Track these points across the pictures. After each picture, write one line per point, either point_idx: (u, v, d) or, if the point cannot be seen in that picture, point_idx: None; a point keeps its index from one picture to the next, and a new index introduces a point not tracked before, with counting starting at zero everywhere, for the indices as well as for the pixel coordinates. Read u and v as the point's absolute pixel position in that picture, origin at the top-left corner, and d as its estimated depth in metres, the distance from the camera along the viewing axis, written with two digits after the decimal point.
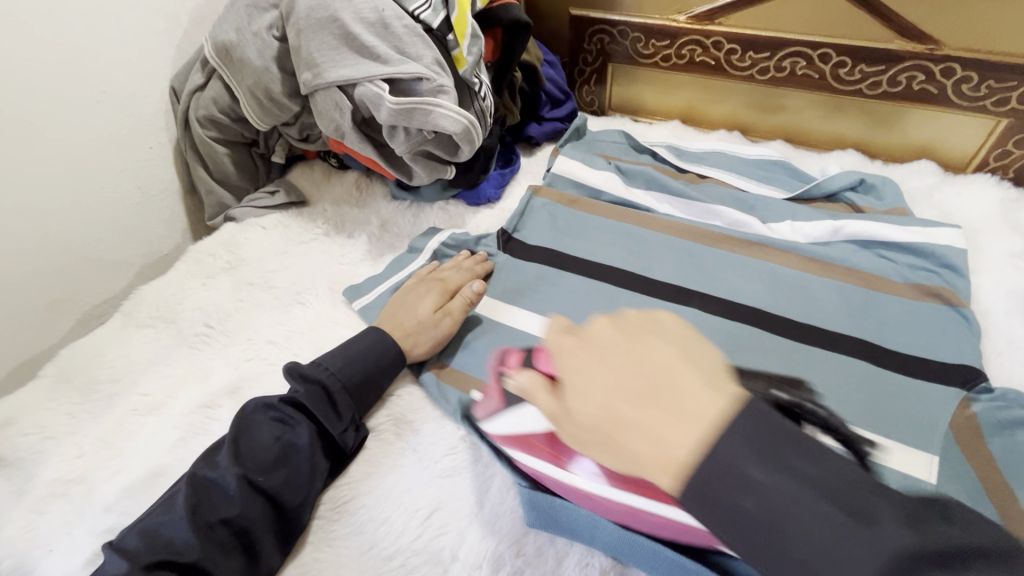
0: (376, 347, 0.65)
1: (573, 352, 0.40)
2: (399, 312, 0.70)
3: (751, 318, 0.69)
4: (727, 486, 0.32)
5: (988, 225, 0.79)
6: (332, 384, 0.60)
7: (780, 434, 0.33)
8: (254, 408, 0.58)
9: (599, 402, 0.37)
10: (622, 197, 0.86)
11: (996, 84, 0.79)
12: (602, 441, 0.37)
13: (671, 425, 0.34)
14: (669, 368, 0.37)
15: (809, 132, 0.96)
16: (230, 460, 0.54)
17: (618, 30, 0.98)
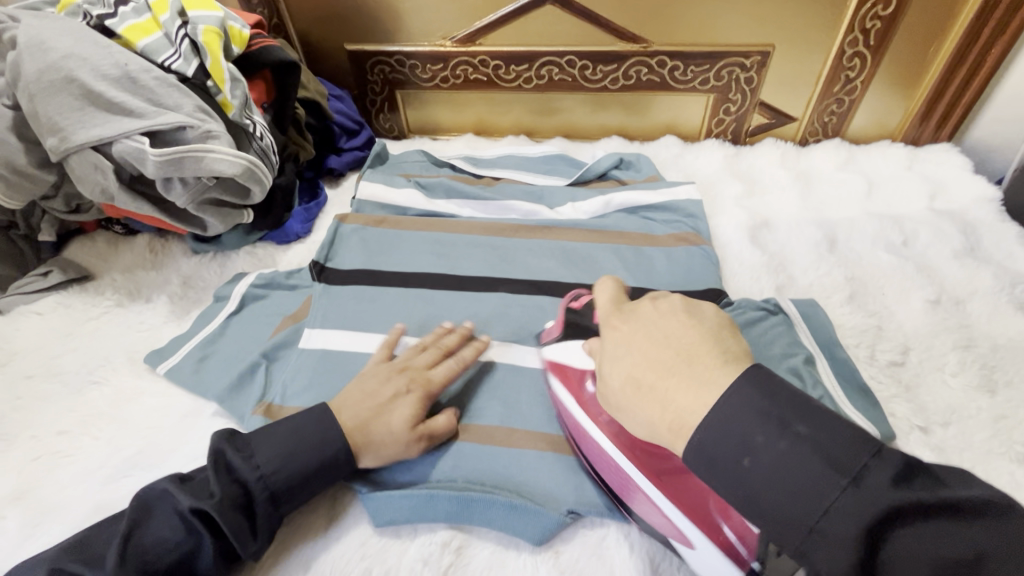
0: (324, 448, 0.55)
1: (618, 327, 0.52)
2: (357, 409, 0.58)
3: (548, 290, 0.79)
4: (732, 449, 0.38)
5: (717, 177, 0.98)
6: (258, 492, 0.52)
7: (781, 403, 0.38)
8: (165, 486, 0.51)
9: (622, 366, 0.48)
10: (427, 209, 0.92)
11: (696, 68, 0.99)
12: (629, 403, 0.47)
13: (727, 425, 0.39)
14: (685, 336, 0.46)
15: (581, 126, 1.11)
16: (116, 562, 0.46)
17: (395, 59, 1.05)
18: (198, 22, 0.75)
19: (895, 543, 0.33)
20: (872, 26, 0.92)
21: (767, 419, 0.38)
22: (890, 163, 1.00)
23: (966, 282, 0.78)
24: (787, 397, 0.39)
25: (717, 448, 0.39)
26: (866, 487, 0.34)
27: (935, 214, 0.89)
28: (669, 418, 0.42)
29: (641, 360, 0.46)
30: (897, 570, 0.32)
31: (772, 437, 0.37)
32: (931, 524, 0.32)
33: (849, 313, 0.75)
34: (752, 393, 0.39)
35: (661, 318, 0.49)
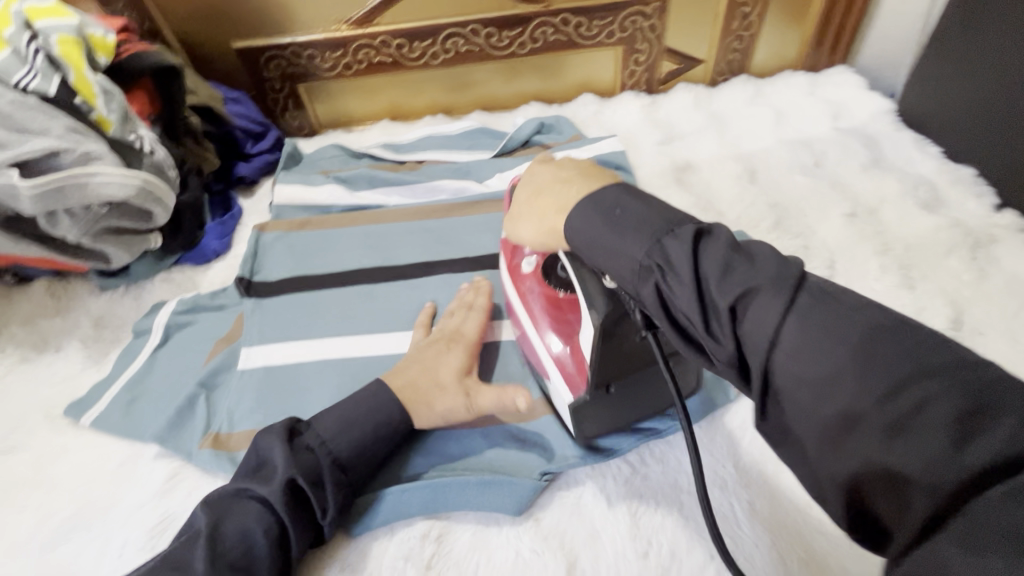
0: (378, 412, 0.54)
1: (538, 164, 0.54)
2: (420, 364, 0.59)
3: (488, 263, 0.78)
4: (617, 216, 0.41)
5: (637, 128, 0.99)
6: (326, 460, 0.50)
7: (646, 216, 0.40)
8: (236, 486, 0.49)
9: (538, 171, 0.52)
10: (352, 204, 0.88)
11: (600, 22, 0.99)
12: (528, 210, 0.50)
13: (584, 219, 0.43)
14: (589, 173, 0.48)
15: (498, 96, 1.09)
16: (205, 562, 0.44)
17: (290, 51, 0.98)
18: (50, 32, 0.66)
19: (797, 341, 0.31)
20: None
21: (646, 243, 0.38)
22: (794, 90, 1.04)
23: (875, 192, 0.82)
24: (664, 207, 0.41)
25: (585, 224, 0.43)
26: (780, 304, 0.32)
27: (840, 133, 0.94)
28: (559, 205, 0.46)
29: (543, 178, 0.50)
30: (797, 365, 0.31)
31: (642, 240, 0.39)
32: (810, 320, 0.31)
33: (777, 238, 0.78)
34: (600, 196, 0.43)
35: (581, 164, 0.51)
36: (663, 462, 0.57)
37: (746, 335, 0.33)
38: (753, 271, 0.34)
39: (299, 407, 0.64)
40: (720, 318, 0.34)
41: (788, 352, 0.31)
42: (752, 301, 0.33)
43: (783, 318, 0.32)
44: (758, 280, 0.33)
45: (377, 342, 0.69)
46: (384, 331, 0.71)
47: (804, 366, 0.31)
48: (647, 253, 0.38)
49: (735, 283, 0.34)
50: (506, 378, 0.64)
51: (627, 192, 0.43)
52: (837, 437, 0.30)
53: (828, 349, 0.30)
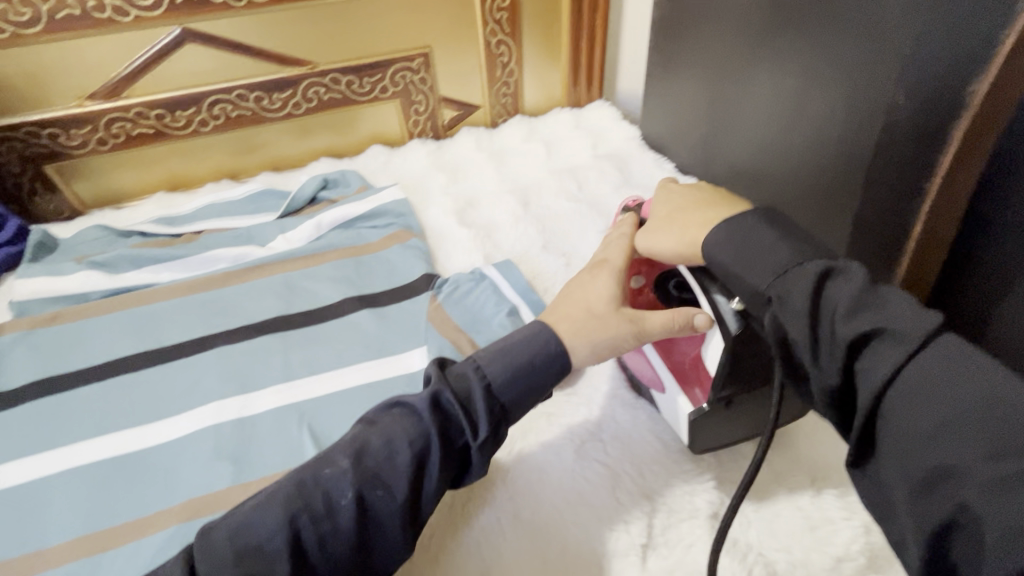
0: (531, 345, 0.51)
1: (664, 187, 0.60)
2: (586, 288, 0.56)
3: (268, 327, 0.76)
4: (751, 239, 0.46)
5: (425, 173, 1.05)
6: (479, 384, 0.49)
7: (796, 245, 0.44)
8: (383, 407, 0.49)
9: (665, 202, 0.57)
10: (113, 287, 0.81)
11: (371, 78, 1.03)
12: (668, 227, 0.54)
13: (719, 240, 0.47)
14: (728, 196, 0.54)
15: (287, 156, 1.09)
16: (347, 460, 0.44)
17: (25, 132, 0.89)
18: None
19: (906, 392, 0.36)
20: (501, 17, 1.06)
21: (777, 271, 0.43)
22: (562, 126, 1.17)
23: None
24: (797, 235, 0.45)
25: (724, 245, 0.47)
26: (905, 362, 0.36)
27: (598, 160, 1.07)
28: (703, 221, 0.51)
29: (680, 203, 0.55)
30: (908, 419, 0.36)
31: (766, 270, 0.44)
32: (938, 381, 0.35)
33: (544, 259, 0.86)
34: (741, 219, 0.47)
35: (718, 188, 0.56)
36: None
37: (866, 369, 0.38)
38: (889, 313, 0.38)
39: (40, 529, 0.56)
40: (835, 348, 0.39)
41: (904, 398, 0.36)
42: (875, 342, 0.38)
43: (905, 361, 0.37)
44: (889, 322, 0.38)
45: (139, 435, 0.64)
46: (146, 421, 0.65)
47: (913, 412, 0.36)
48: (770, 278, 0.43)
49: (862, 321, 0.38)
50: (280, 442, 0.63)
51: (768, 222, 0.46)
52: (926, 483, 0.35)
53: (942, 401, 0.35)
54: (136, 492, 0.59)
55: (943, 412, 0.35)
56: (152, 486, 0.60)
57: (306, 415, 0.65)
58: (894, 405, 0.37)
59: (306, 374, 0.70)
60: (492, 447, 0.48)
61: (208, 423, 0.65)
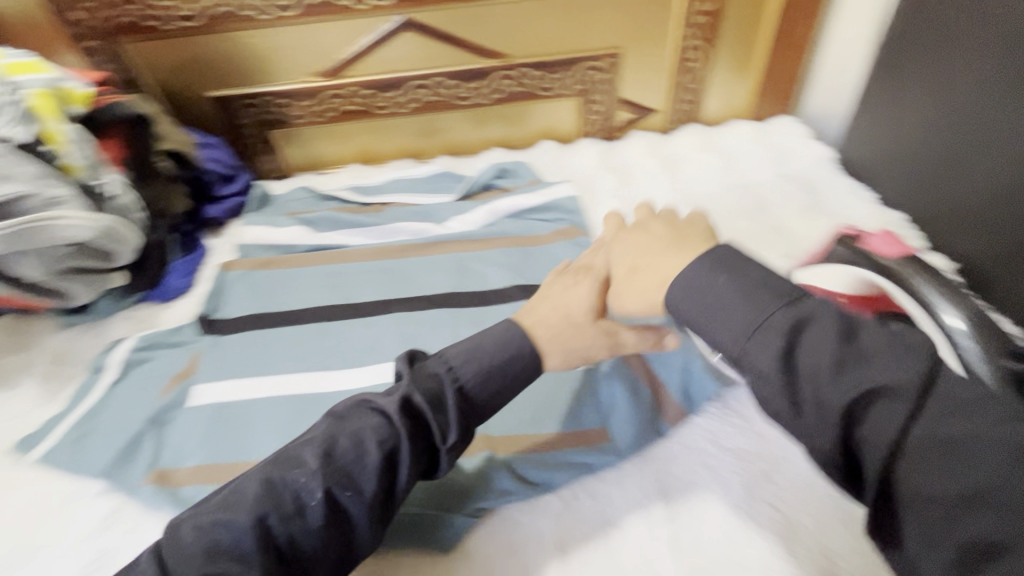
0: (507, 346, 0.52)
1: (619, 239, 0.58)
2: (547, 307, 0.57)
3: (441, 302, 0.81)
4: (712, 290, 0.44)
5: (594, 173, 1.05)
6: (456, 382, 0.50)
7: (772, 288, 0.42)
8: (352, 405, 0.50)
9: (625, 249, 0.56)
10: (315, 244, 0.91)
11: (558, 75, 1.05)
12: (629, 273, 0.53)
13: (689, 284, 0.45)
14: (687, 247, 0.50)
15: (464, 142, 1.15)
16: (316, 461, 0.46)
17: (265, 101, 1.03)
18: (26, 86, 0.71)
19: (917, 457, 0.35)
20: (701, 21, 1.02)
21: (750, 321, 0.41)
22: (742, 139, 1.10)
23: (812, 235, 0.87)
24: (758, 285, 0.43)
25: (684, 297, 0.45)
26: (912, 422, 0.35)
27: (782, 179, 0.99)
28: (658, 279, 0.50)
29: (636, 253, 0.54)
30: (927, 484, 0.34)
31: (738, 326, 0.41)
32: (944, 440, 0.34)
33: None
34: (719, 257, 0.46)
35: (671, 229, 0.55)
36: (595, 496, 0.59)
37: (869, 423, 0.36)
38: (873, 364, 0.37)
39: (248, 444, 0.65)
40: (827, 417, 0.37)
41: (910, 462, 0.35)
42: (875, 404, 0.36)
43: (909, 423, 0.35)
44: (882, 380, 0.36)
45: (327, 379, 0.71)
46: (335, 368, 0.73)
47: (926, 469, 0.34)
48: (749, 325, 0.41)
49: (848, 385, 0.37)
50: None
51: (725, 274, 0.44)
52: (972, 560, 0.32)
53: (960, 463, 0.33)
54: None
55: (963, 473, 0.33)
56: None
57: None
58: (905, 474, 0.35)
59: None
60: (458, 448, 0.50)
61: (385, 380, 0.70)
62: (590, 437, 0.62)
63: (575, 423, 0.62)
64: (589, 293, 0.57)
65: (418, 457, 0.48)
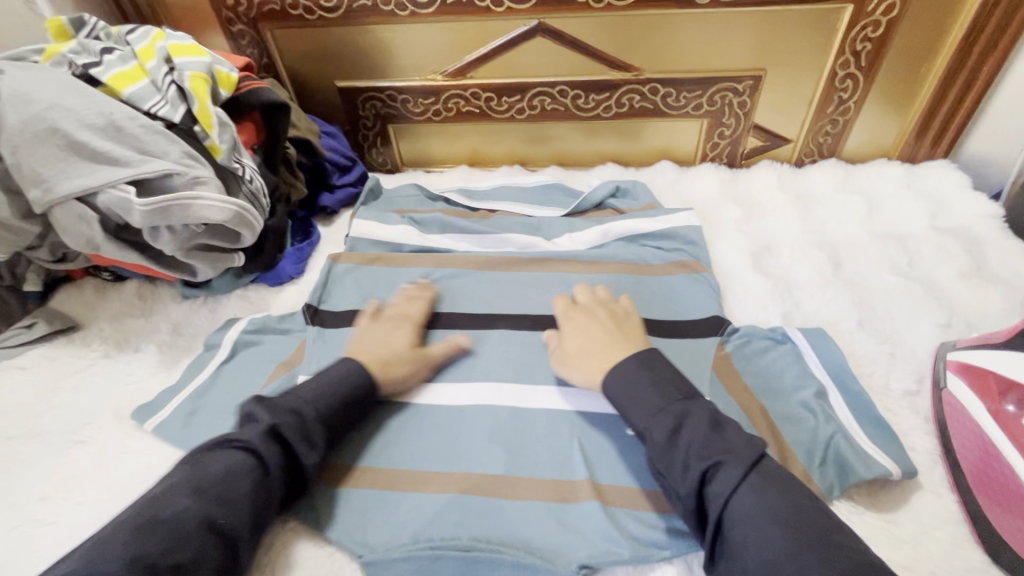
0: (347, 378, 0.63)
1: (575, 315, 0.70)
2: (370, 346, 0.69)
3: (547, 324, 0.76)
4: (641, 380, 0.58)
5: (716, 202, 0.97)
6: (307, 411, 0.58)
7: (668, 376, 0.58)
8: (207, 446, 0.54)
9: (580, 335, 0.67)
10: (421, 245, 0.90)
11: (689, 94, 0.99)
12: (573, 361, 0.65)
13: (627, 372, 0.59)
14: (608, 334, 0.66)
15: (576, 153, 1.10)
16: (188, 498, 0.49)
17: (387, 95, 1.04)
18: (185, 68, 0.74)
19: (747, 509, 0.47)
20: (861, 48, 0.92)
21: (656, 397, 0.56)
22: (889, 181, 0.98)
23: (977, 304, 0.75)
24: (666, 381, 0.57)
25: (619, 382, 0.59)
26: (765, 501, 0.47)
27: (937, 233, 0.87)
28: (604, 365, 0.62)
29: (587, 341, 0.66)
30: (735, 522, 0.47)
31: (661, 399, 0.56)
32: (760, 497, 0.48)
33: (860, 339, 0.72)
34: (651, 361, 0.60)
35: (602, 327, 0.67)
36: None
37: (711, 493, 0.49)
38: (731, 445, 0.51)
39: (349, 449, 0.64)
40: (690, 473, 0.50)
41: (743, 511, 0.47)
42: (722, 470, 0.50)
43: (739, 486, 0.49)
44: (728, 453, 0.50)
45: (427, 392, 0.69)
46: (436, 381, 0.70)
47: (758, 540, 0.46)
48: (660, 409, 0.55)
49: (708, 454, 0.51)
50: (548, 447, 0.63)
51: (644, 366, 0.59)
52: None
53: (777, 519, 0.46)
54: (423, 446, 0.64)
55: (771, 524, 0.46)
56: (436, 445, 0.64)
57: (579, 429, 0.64)
58: (731, 518, 0.48)
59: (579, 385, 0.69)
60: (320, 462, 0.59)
61: (486, 402, 0.67)
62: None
63: None
64: (403, 342, 0.70)
65: (280, 482, 0.55)
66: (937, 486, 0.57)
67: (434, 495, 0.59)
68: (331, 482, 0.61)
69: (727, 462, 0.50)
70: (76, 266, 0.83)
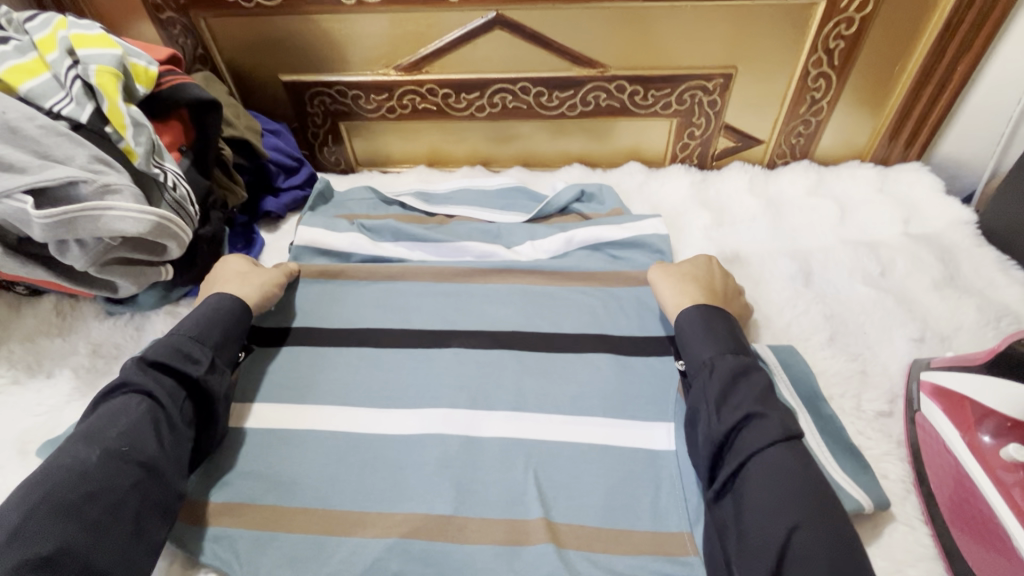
0: (214, 303, 0.65)
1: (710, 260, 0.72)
2: (223, 279, 0.72)
3: (504, 342, 0.71)
4: (718, 331, 0.60)
5: (686, 206, 0.93)
6: (181, 337, 0.60)
7: (736, 335, 0.60)
8: (93, 399, 0.55)
9: (704, 271, 0.70)
10: (371, 254, 0.83)
11: (657, 92, 0.94)
12: (680, 278, 0.68)
13: (701, 317, 0.62)
14: (716, 287, 0.68)
15: (541, 153, 1.05)
16: (81, 443, 0.50)
17: (336, 90, 0.96)
18: (89, 61, 0.65)
19: (767, 468, 0.49)
20: (834, 46, 0.88)
21: (722, 347, 0.59)
22: (861, 185, 0.95)
23: (949, 317, 0.73)
24: (738, 339, 0.60)
25: (699, 324, 0.61)
26: (790, 469, 0.49)
27: (910, 240, 0.84)
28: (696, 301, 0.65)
29: (701, 276, 0.68)
30: (752, 479, 0.49)
31: (719, 348, 0.58)
32: (786, 463, 0.49)
33: (831, 357, 0.68)
34: (733, 325, 0.61)
35: (715, 283, 0.68)
36: None
37: (743, 441, 0.51)
38: (771, 406, 0.53)
39: (283, 486, 0.58)
40: (731, 415, 0.53)
41: (764, 470, 0.49)
42: (760, 425, 0.51)
43: (772, 444, 0.50)
44: (773, 413, 0.52)
45: (371, 421, 0.63)
46: (380, 408, 0.65)
47: (767, 496, 0.48)
48: (712, 356, 0.58)
49: (756, 406, 0.53)
50: (500, 483, 0.58)
51: (726, 322, 0.61)
52: (765, 536, 0.46)
53: (797, 486, 0.48)
54: (365, 482, 0.58)
55: (789, 487, 0.48)
56: (380, 481, 0.58)
57: (534, 460, 0.59)
58: (749, 470, 0.50)
59: (537, 410, 0.64)
60: (216, 374, 0.60)
61: (436, 430, 0.62)
62: (669, 543, 0.53)
63: (657, 522, 0.55)
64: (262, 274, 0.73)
65: (179, 404, 0.56)
66: (911, 519, 0.54)
67: (374, 539, 0.54)
68: (259, 527, 0.56)
69: (767, 421, 0.52)
70: None
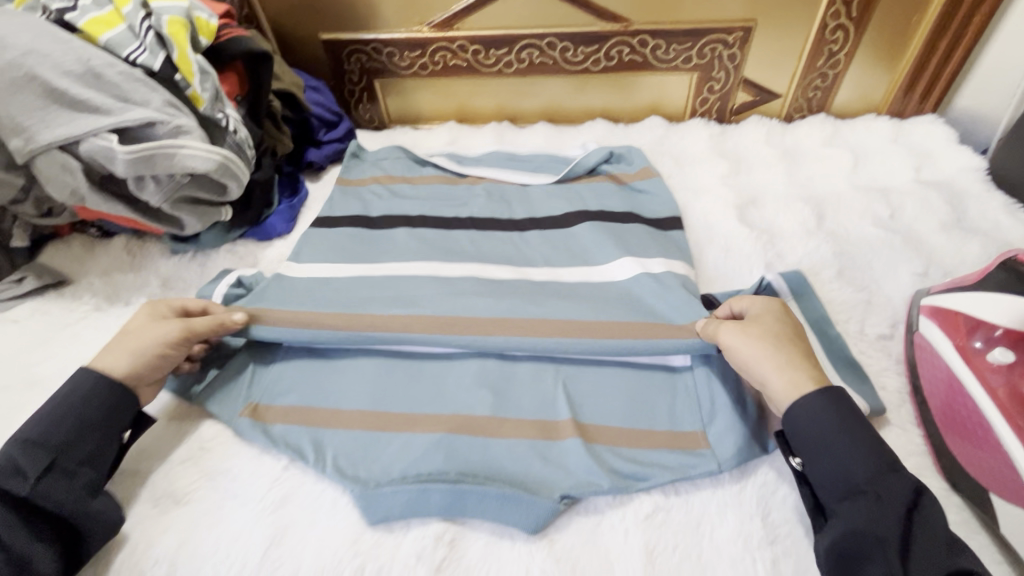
0: (76, 385, 0.57)
1: (784, 307, 0.61)
2: (124, 340, 0.61)
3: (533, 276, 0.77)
4: (851, 436, 0.49)
5: (705, 157, 0.97)
6: (16, 446, 0.53)
7: (876, 440, 0.50)
8: None
9: (792, 328, 0.59)
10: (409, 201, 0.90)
11: (678, 46, 0.97)
12: (777, 344, 0.56)
13: (830, 414, 0.50)
14: (806, 347, 0.57)
15: (566, 109, 1.09)
16: None
17: (372, 47, 1.02)
18: (163, 13, 0.73)
19: None
20: None
21: (872, 462, 0.48)
22: (876, 136, 0.98)
23: (953, 253, 0.77)
24: (881, 447, 0.49)
25: (829, 429, 0.50)
26: None
27: (920, 186, 0.88)
28: (810, 378, 0.53)
29: (790, 334, 0.58)
30: None
31: (871, 467, 0.48)
32: None
33: (839, 288, 0.74)
34: (853, 410, 0.51)
35: (800, 339, 0.58)
36: (687, 503, 0.56)
37: None
38: (966, 556, 0.45)
39: (339, 393, 0.66)
40: (910, 569, 0.44)
41: None
42: None
43: None
44: (960, 567, 0.44)
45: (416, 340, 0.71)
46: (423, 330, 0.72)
47: None
48: (872, 480, 0.48)
49: (941, 564, 0.44)
50: (533, 391, 0.65)
51: (861, 419, 0.51)
52: None
53: None
54: (413, 389, 0.66)
55: None
56: (426, 390, 0.66)
57: (563, 374, 0.66)
58: None
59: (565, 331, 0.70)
60: (53, 478, 0.52)
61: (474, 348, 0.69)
62: (683, 439, 0.60)
63: (674, 424, 0.61)
64: (162, 341, 0.62)
65: (13, 526, 0.50)
66: (904, 422, 0.61)
67: (422, 435, 0.61)
68: (321, 425, 0.63)
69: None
70: (62, 221, 0.83)
